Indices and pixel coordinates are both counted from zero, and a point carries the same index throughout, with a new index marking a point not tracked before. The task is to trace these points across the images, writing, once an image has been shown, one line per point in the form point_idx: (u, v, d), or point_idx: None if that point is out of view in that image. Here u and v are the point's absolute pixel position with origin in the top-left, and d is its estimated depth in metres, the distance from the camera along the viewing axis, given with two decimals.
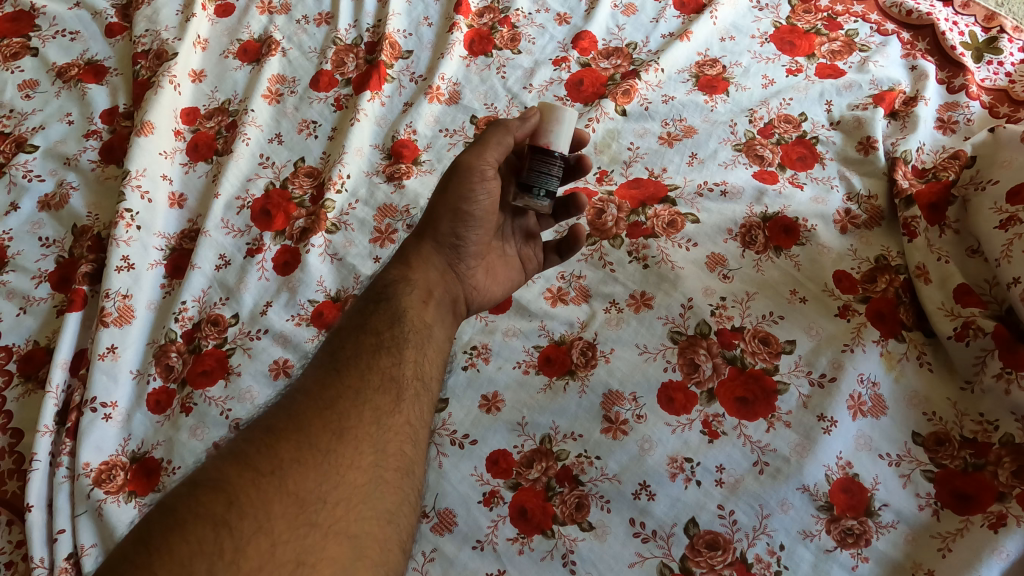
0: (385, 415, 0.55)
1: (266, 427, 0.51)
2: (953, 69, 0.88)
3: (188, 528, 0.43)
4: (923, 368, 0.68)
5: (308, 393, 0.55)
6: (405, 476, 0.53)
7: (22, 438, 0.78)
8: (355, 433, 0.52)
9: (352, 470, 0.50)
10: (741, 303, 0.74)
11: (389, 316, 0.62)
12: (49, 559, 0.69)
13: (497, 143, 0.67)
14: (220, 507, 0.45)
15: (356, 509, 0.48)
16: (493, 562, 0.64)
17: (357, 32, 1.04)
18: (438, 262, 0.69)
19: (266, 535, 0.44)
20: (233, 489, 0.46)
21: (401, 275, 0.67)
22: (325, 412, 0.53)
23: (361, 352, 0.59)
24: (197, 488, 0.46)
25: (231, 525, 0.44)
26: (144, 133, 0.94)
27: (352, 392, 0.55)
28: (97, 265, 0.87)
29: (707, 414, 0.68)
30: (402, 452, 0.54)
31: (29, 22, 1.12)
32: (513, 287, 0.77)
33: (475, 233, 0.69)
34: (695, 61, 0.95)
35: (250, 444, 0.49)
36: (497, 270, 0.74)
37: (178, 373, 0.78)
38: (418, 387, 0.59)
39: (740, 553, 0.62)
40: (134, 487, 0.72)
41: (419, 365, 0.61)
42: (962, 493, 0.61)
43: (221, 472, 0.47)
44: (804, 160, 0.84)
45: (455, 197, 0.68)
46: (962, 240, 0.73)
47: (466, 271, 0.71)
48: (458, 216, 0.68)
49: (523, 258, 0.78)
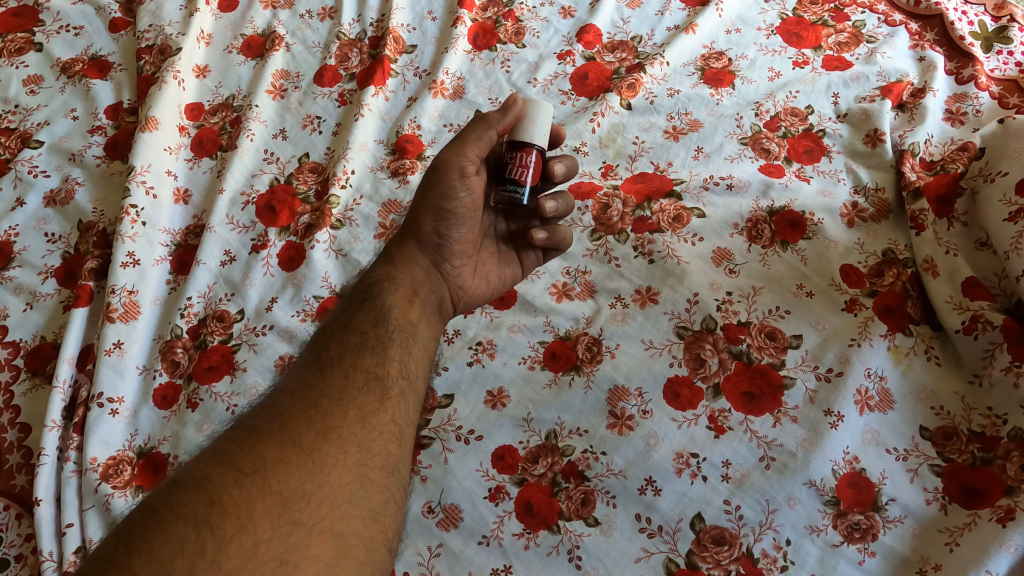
0: (370, 414, 0.54)
1: (249, 427, 0.51)
2: (962, 60, 0.87)
3: (169, 528, 0.43)
4: (932, 362, 0.68)
5: (292, 392, 0.54)
6: (391, 475, 0.53)
7: (30, 433, 0.78)
8: (340, 432, 0.52)
9: (336, 468, 0.50)
10: (748, 298, 0.73)
11: (373, 316, 0.62)
12: (58, 552, 0.69)
13: (477, 136, 0.67)
14: (202, 506, 0.44)
15: (341, 508, 0.48)
16: (499, 557, 0.64)
17: (361, 26, 1.04)
18: (423, 261, 0.69)
19: (248, 534, 0.44)
20: (215, 489, 0.46)
21: (386, 274, 0.68)
22: (310, 411, 0.53)
23: (345, 351, 0.59)
24: (179, 488, 0.46)
25: (213, 524, 0.44)
26: (149, 129, 0.94)
27: (336, 391, 0.55)
28: (102, 262, 0.87)
29: (714, 409, 0.68)
30: (387, 451, 0.54)
31: (33, 17, 1.12)
32: (505, 285, 0.76)
33: (458, 231, 0.69)
34: (700, 54, 0.94)
35: (233, 444, 0.49)
36: (486, 268, 0.74)
37: (184, 369, 0.78)
38: (403, 387, 0.59)
39: (747, 548, 0.61)
40: (141, 482, 0.72)
41: (404, 364, 0.60)
42: (970, 488, 0.61)
43: (204, 473, 0.47)
44: (811, 153, 0.83)
45: (434, 195, 0.67)
46: (971, 233, 0.72)
47: (452, 271, 0.70)
48: (440, 215, 0.68)
49: (520, 258, 0.77)
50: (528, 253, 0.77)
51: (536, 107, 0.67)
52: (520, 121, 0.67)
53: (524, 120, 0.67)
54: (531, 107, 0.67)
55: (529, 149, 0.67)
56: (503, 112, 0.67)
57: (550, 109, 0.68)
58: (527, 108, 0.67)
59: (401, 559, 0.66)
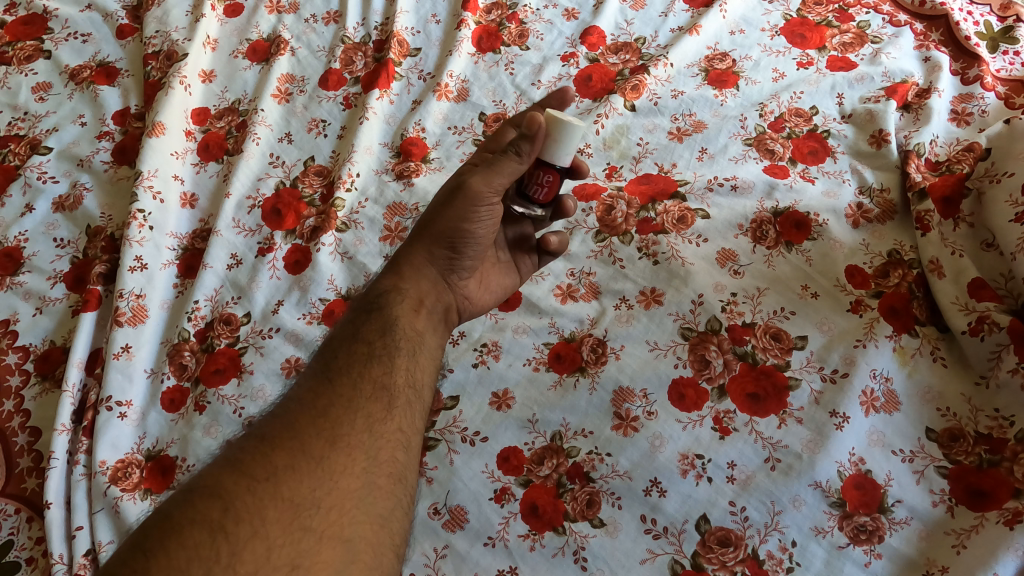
0: (377, 421, 0.55)
1: (260, 435, 0.52)
2: (968, 60, 0.87)
3: (185, 534, 0.43)
4: (937, 364, 0.67)
5: (301, 402, 0.55)
6: (398, 482, 0.53)
7: (40, 437, 0.79)
8: (348, 440, 0.52)
9: (345, 475, 0.50)
10: (753, 299, 0.74)
11: (382, 326, 0.63)
12: (68, 555, 0.70)
13: (511, 170, 0.65)
14: (215, 513, 0.45)
15: (349, 514, 0.49)
16: (504, 559, 0.65)
17: (366, 30, 1.04)
18: (431, 273, 0.69)
19: (261, 540, 0.45)
20: (228, 496, 0.46)
21: (392, 285, 0.67)
22: (319, 420, 0.53)
23: (353, 361, 0.59)
24: (192, 495, 0.46)
25: (227, 531, 0.44)
26: (156, 134, 0.94)
27: (344, 400, 0.55)
28: (111, 266, 0.88)
29: (718, 410, 0.68)
30: (394, 458, 0.54)
31: (41, 26, 1.13)
32: (505, 293, 0.77)
33: (473, 250, 0.69)
34: (704, 55, 0.94)
35: (245, 452, 0.50)
36: (490, 278, 0.74)
37: (192, 372, 0.79)
38: (410, 395, 0.59)
39: (752, 550, 0.62)
40: (149, 484, 0.72)
41: (411, 372, 0.61)
42: (977, 490, 0.61)
43: (216, 479, 0.47)
44: (815, 154, 0.83)
45: (456, 215, 0.67)
46: (978, 234, 0.72)
47: (458, 282, 0.70)
48: (458, 234, 0.67)
49: (519, 264, 0.77)
50: (526, 259, 0.78)
51: (562, 131, 0.63)
52: (546, 143, 0.64)
53: (554, 146, 0.64)
54: (557, 131, 0.63)
55: (552, 172, 0.66)
56: (531, 140, 0.63)
57: (578, 127, 0.63)
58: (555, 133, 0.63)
59: (409, 560, 0.66)
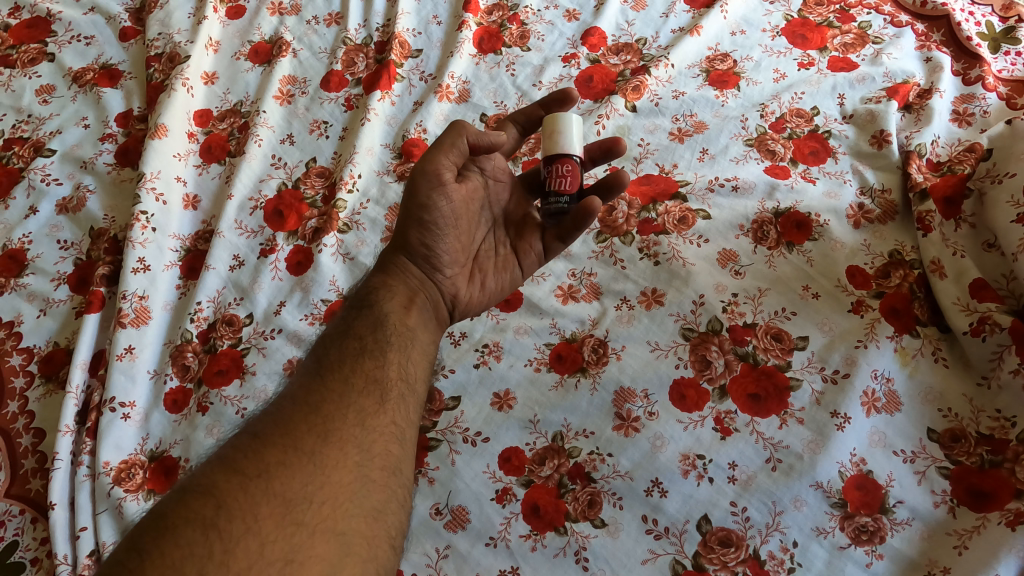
0: (370, 415, 0.55)
1: (253, 433, 0.52)
2: (970, 60, 0.86)
3: (178, 533, 0.43)
4: (939, 364, 0.67)
5: (293, 399, 0.55)
6: (392, 475, 0.54)
7: (45, 437, 0.79)
8: (340, 435, 0.53)
9: (337, 470, 0.51)
10: (753, 299, 0.74)
11: (370, 323, 0.63)
12: (72, 556, 0.70)
13: (450, 144, 0.68)
14: (209, 510, 0.45)
15: (343, 507, 0.49)
16: (506, 559, 0.65)
17: (367, 32, 1.04)
18: (414, 271, 0.69)
19: (253, 536, 0.45)
20: (221, 494, 0.46)
21: (380, 284, 0.68)
22: (311, 416, 0.53)
23: (345, 357, 0.59)
24: (186, 495, 0.46)
25: (220, 528, 0.44)
26: (159, 136, 0.95)
27: (335, 395, 0.56)
28: (114, 268, 0.88)
29: (719, 411, 0.68)
30: (388, 452, 0.54)
31: (45, 28, 1.14)
32: (507, 288, 0.75)
33: (445, 239, 0.69)
34: (705, 56, 0.94)
35: (238, 450, 0.50)
36: (484, 273, 0.73)
37: (194, 373, 0.79)
38: (402, 389, 0.59)
39: (754, 550, 0.62)
40: (153, 485, 0.73)
41: (404, 367, 0.61)
42: (979, 491, 0.61)
43: (210, 478, 0.48)
44: (816, 154, 0.83)
45: (416, 205, 0.68)
46: (979, 234, 0.72)
47: (446, 280, 0.70)
48: (424, 225, 0.68)
49: (520, 254, 0.74)
50: (528, 253, 0.74)
51: (561, 124, 0.70)
52: (550, 139, 0.70)
53: (557, 140, 0.70)
54: (556, 125, 0.70)
55: (564, 159, 0.69)
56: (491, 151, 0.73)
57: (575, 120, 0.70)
58: (557, 128, 0.69)
59: (411, 560, 0.66)
